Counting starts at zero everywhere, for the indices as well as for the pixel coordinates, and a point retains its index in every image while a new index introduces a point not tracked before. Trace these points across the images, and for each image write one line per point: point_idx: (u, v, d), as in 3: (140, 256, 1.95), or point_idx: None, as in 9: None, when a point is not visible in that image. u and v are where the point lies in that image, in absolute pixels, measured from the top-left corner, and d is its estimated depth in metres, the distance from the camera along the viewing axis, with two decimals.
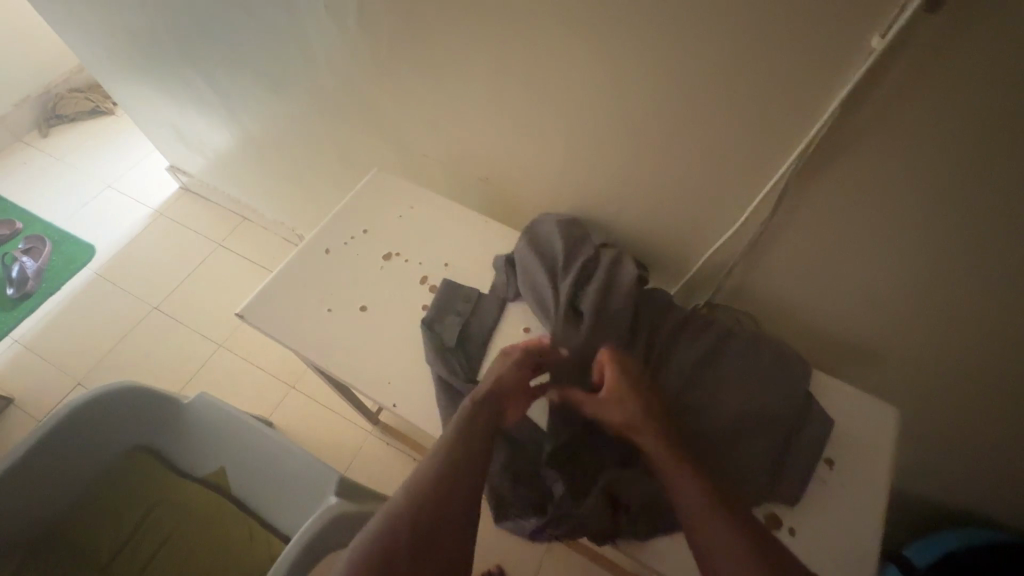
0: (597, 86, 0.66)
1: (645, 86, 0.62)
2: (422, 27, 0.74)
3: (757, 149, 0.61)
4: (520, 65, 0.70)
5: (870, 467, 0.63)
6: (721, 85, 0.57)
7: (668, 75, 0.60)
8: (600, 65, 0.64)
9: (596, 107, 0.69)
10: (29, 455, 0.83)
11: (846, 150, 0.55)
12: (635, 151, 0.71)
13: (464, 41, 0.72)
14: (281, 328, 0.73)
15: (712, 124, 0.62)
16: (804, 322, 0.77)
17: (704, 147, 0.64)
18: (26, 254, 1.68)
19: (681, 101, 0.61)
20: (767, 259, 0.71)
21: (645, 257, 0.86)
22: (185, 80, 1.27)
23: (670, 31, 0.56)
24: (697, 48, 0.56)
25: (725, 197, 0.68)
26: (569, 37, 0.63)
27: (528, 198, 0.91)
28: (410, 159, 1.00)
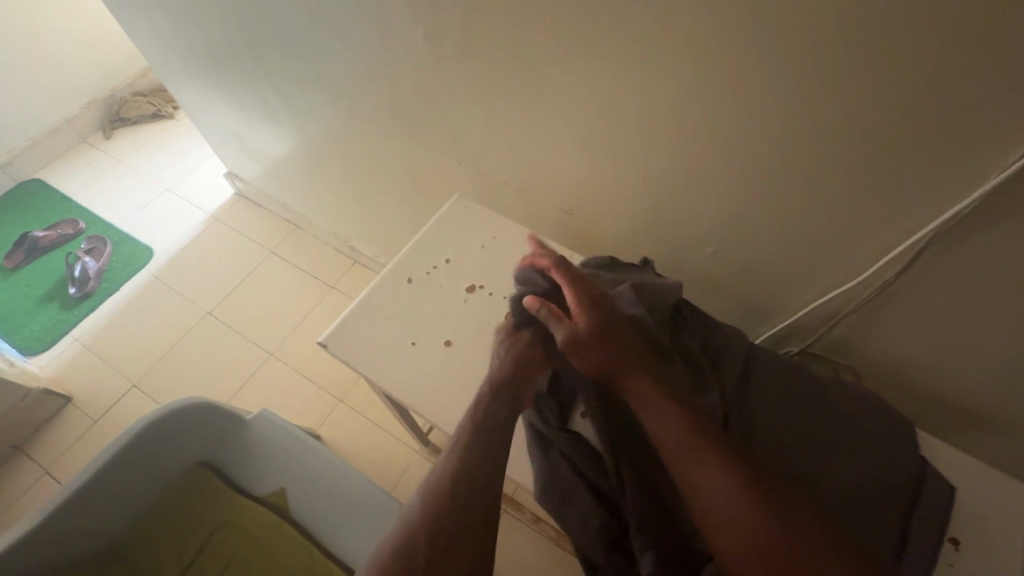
0: (717, 127, 0.63)
1: (775, 131, 0.59)
2: (523, 57, 0.73)
3: (893, 197, 0.57)
4: (629, 101, 0.68)
5: (1001, 549, 0.58)
6: (867, 136, 0.54)
7: (805, 121, 0.57)
8: (724, 106, 0.61)
9: (710, 148, 0.66)
10: (107, 466, 0.84)
11: (1007, 213, 0.51)
12: (746, 194, 0.68)
13: (566, 70, 0.70)
14: (364, 358, 0.72)
15: (845, 174, 0.58)
16: (911, 379, 0.72)
17: (829, 192, 0.61)
18: (88, 254, 1.72)
19: (815, 148, 0.58)
20: (882, 312, 0.67)
21: (735, 298, 0.82)
22: (257, 91, 1.29)
23: (817, 77, 0.53)
24: (846, 98, 0.53)
25: (843, 245, 0.64)
26: (694, 75, 0.60)
27: (610, 231, 0.88)
28: (485, 182, 0.99)
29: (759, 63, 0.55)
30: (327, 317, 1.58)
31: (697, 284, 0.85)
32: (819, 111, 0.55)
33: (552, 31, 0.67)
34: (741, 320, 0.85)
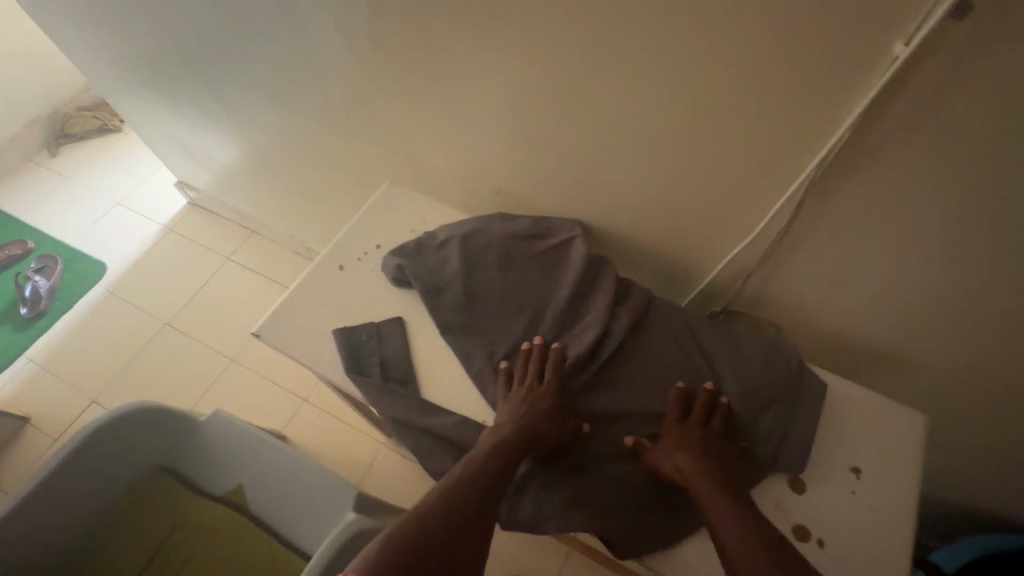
0: (616, 95, 0.66)
1: (665, 95, 0.63)
2: (434, 42, 0.74)
3: (778, 153, 0.61)
4: (536, 76, 0.70)
5: (897, 473, 0.62)
6: (743, 94, 0.58)
7: (689, 84, 0.60)
8: (618, 74, 0.64)
9: (613, 117, 0.69)
10: (52, 477, 0.83)
11: (869, 155, 0.56)
12: (651, 160, 0.71)
13: (475, 53, 0.73)
14: (296, 345, 0.73)
15: (731, 133, 0.62)
16: (820, 325, 0.77)
17: (721, 153, 0.65)
18: (39, 273, 1.69)
19: (702, 109, 0.62)
20: (785, 263, 0.71)
21: (661, 264, 0.86)
22: (194, 97, 1.28)
23: (693, 40, 0.56)
24: (719, 59, 0.56)
25: (743, 203, 0.68)
26: (586, 45, 0.63)
27: (539, 209, 0.91)
28: (421, 171, 1.01)
29: (641, 29, 0.58)
30: None
31: (624, 254, 0.89)
32: (699, 73, 0.58)
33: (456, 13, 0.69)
34: (668, 285, 0.89)
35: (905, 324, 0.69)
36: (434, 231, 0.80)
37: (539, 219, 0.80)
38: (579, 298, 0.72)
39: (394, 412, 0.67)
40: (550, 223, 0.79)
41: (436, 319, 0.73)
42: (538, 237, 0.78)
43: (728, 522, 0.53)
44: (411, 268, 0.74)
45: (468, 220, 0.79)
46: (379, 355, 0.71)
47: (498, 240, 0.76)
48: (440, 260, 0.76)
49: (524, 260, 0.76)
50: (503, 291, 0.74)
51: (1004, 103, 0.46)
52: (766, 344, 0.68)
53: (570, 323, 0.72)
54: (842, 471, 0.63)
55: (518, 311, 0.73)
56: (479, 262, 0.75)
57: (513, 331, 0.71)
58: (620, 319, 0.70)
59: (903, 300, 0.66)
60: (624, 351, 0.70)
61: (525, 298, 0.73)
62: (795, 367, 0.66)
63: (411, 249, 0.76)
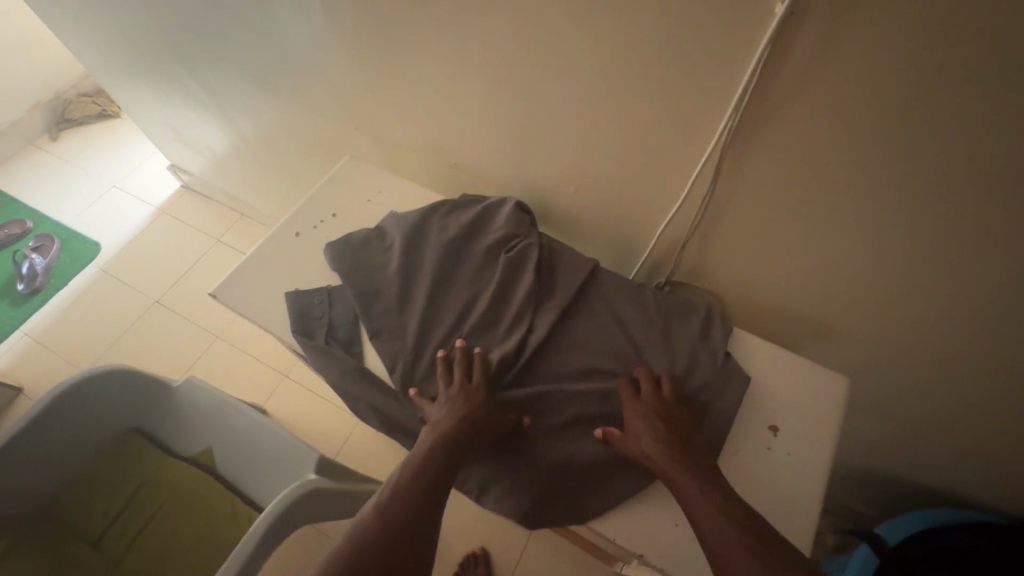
0: (548, 64, 0.69)
1: (591, 62, 0.66)
2: (383, 17, 0.78)
3: (699, 119, 0.64)
4: (476, 48, 0.73)
5: (813, 429, 0.65)
6: (658, 58, 0.61)
7: (610, 50, 0.63)
8: (548, 43, 0.67)
9: (548, 86, 0.72)
10: (28, 429, 0.86)
11: (771, 117, 0.58)
12: (587, 129, 0.74)
13: (420, 28, 0.76)
14: (249, 305, 0.77)
15: (653, 98, 0.65)
16: (755, 292, 0.80)
17: (648, 120, 0.68)
18: (36, 251, 1.75)
19: (625, 75, 0.65)
20: (717, 231, 0.74)
21: (609, 236, 0.89)
22: (177, 80, 1.32)
23: (609, 6, 0.59)
24: (632, 24, 0.59)
25: (674, 170, 0.71)
26: (516, 15, 0.66)
27: (495, 182, 0.94)
28: (387, 148, 1.04)
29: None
30: None
31: (576, 225, 0.92)
32: (618, 39, 0.61)
33: None
34: (618, 258, 0.92)
35: (831, 288, 0.72)
36: (379, 225, 0.81)
37: (481, 207, 0.80)
38: (510, 294, 0.73)
39: (333, 371, 0.71)
40: (499, 206, 0.80)
41: (365, 314, 0.73)
42: (475, 229, 0.79)
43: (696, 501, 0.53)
44: (349, 265, 0.76)
45: (410, 214, 0.80)
46: (327, 314, 0.74)
47: (438, 233, 0.77)
48: (378, 256, 0.78)
49: (459, 256, 0.77)
50: (437, 290, 0.74)
51: (886, 62, 0.49)
52: (696, 330, 0.70)
53: (500, 320, 0.72)
54: (761, 428, 0.66)
55: (458, 301, 0.73)
56: (418, 257, 0.77)
57: (444, 328, 0.72)
58: (547, 315, 0.72)
59: (825, 263, 0.69)
60: (554, 344, 0.71)
61: (457, 295, 0.74)
62: (721, 360, 0.68)
63: (353, 245, 0.78)
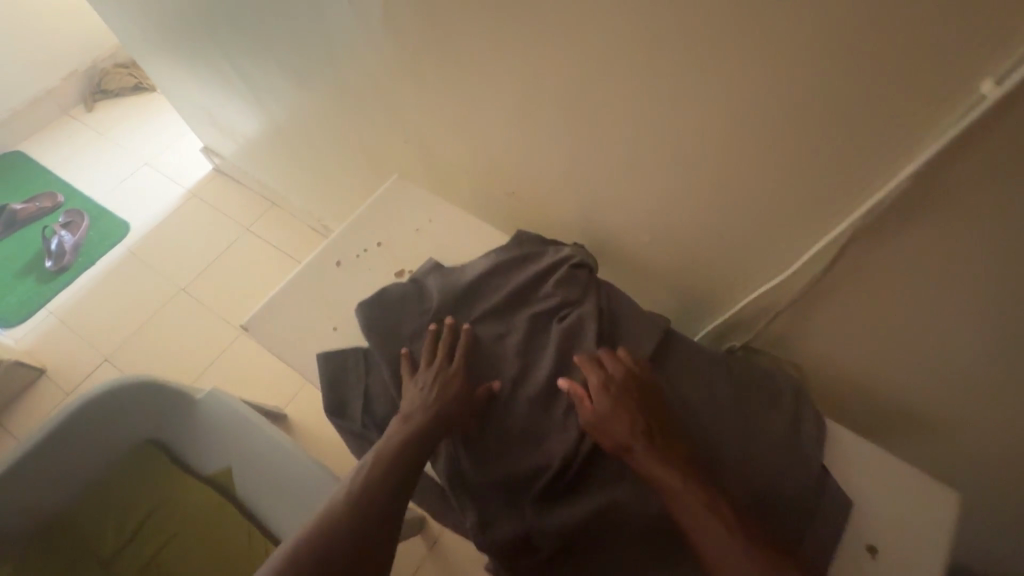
0: (642, 103, 0.60)
1: (697, 107, 0.56)
2: (452, 31, 0.69)
3: (824, 188, 0.55)
4: (556, 75, 0.64)
5: (916, 552, 0.57)
6: (785, 112, 0.51)
7: (725, 98, 0.53)
8: (646, 80, 0.57)
9: (638, 127, 0.63)
10: (48, 441, 0.84)
11: (925, 204, 0.49)
12: (677, 178, 0.65)
13: (493, 48, 0.67)
14: (283, 343, 0.70)
15: (768, 156, 0.55)
16: (847, 375, 0.70)
17: (757, 179, 0.58)
18: (65, 228, 1.72)
19: (737, 127, 0.55)
20: (818, 309, 0.64)
21: (680, 288, 0.80)
22: (216, 65, 1.25)
23: (733, 49, 0.50)
24: (761, 72, 0.50)
25: (777, 235, 0.62)
26: (612, 46, 0.57)
27: (556, 216, 0.85)
28: (436, 163, 0.96)
29: (674, 32, 0.52)
30: None
31: (643, 272, 0.83)
32: (738, 86, 0.52)
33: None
34: (686, 312, 0.83)
35: (947, 386, 0.62)
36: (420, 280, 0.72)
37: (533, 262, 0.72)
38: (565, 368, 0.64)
39: None
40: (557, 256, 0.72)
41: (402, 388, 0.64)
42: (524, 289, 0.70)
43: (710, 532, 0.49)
44: (387, 329, 0.67)
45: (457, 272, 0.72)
46: (365, 381, 0.66)
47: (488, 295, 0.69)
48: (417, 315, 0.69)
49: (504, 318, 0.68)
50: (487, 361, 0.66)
51: None
52: (783, 426, 0.62)
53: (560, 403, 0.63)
54: (857, 550, 0.58)
55: (511, 375, 0.65)
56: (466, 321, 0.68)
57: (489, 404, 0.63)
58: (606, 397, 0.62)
59: (947, 362, 0.59)
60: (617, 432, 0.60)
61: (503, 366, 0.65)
62: (817, 473, 0.59)
63: (391, 303, 0.69)
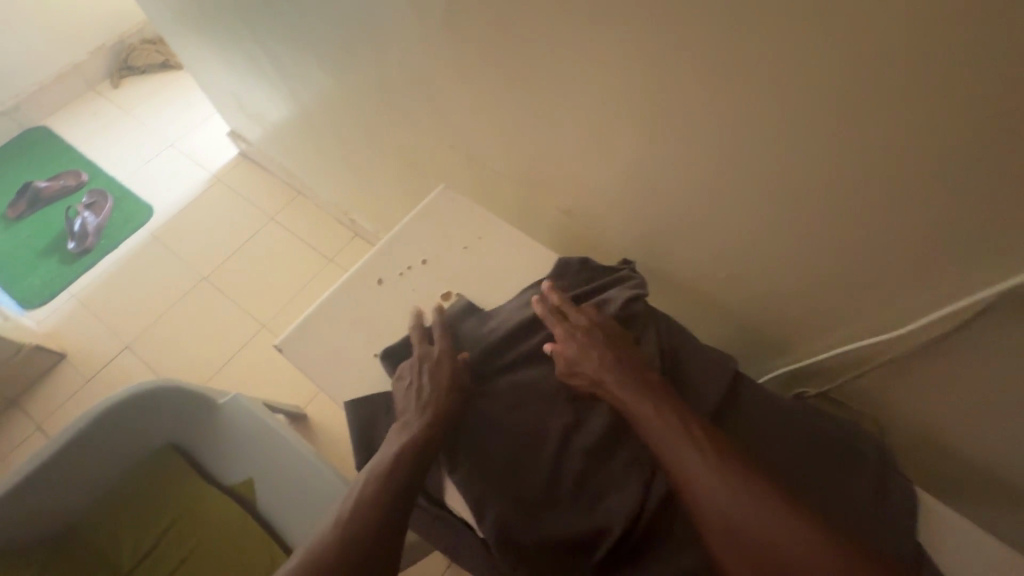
0: (738, 115, 0.54)
1: (805, 120, 0.51)
2: (525, 35, 0.64)
3: (950, 234, 0.50)
4: (638, 79, 0.59)
5: None
6: (914, 131, 0.46)
7: (841, 111, 0.48)
8: (747, 90, 0.52)
9: (730, 139, 0.57)
10: (72, 444, 0.81)
11: None
12: (768, 194, 0.60)
13: (571, 56, 0.62)
14: (333, 361, 0.67)
15: (884, 176, 0.50)
16: (937, 424, 0.67)
17: (873, 218, 0.54)
18: (89, 208, 1.69)
19: (851, 144, 0.50)
20: (923, 366, 0.62)
21: (754, 318, 0.76)
22: (247, 50, 1.19)
23: (861, 60, 0.44)
24: (892, 86, 0.44)
25: (884, 276, 0.58)
26: (712, 50, 0.51)
27: (615, 227, 0.80)
28: (485, 169, 0.90)
29: (791, 38, 0.46)
30: (323, 293, 1.52)
31: (708, 291, 0.77)
32: (859, 101, 0.47)
33: None
34: (756, 342, 0.79)
35: None
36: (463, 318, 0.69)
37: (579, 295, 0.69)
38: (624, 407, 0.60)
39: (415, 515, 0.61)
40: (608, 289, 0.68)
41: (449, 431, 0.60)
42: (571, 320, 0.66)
43: (690, 461, 0.50)
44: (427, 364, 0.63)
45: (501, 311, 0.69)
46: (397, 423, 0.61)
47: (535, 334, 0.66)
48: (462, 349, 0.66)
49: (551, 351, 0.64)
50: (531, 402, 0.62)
51: None
52: (866, 496, 0.58)
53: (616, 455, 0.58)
54: None
55: (562, 419, 0.60)
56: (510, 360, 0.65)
57: (542, 444, 0.59)
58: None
59: None
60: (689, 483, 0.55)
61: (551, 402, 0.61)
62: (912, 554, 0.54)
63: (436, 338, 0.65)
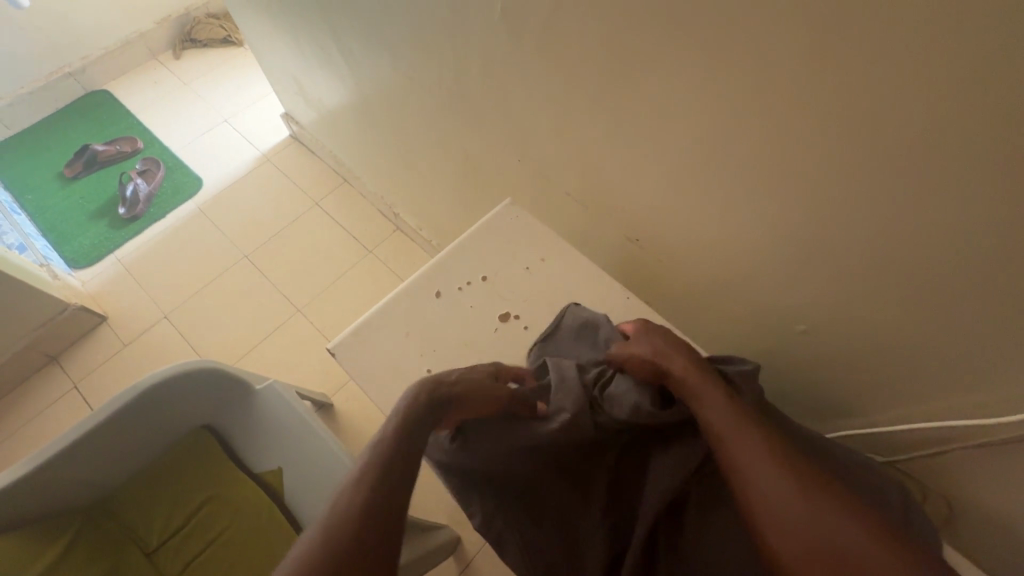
0: (826, 171, 0.53)
1: (918, 181, 0.47)
2: (609, 66, 0.63)
3: None
4: (738, 114, 0.55)
5: None
6: (1014, 223, 0.44)
7: (970, 178, 0.44)
8: (840, 150, 0.50)
9: (830, 186, 0.54)
10: (119, 415, 0.82)
11: None
12: (858, 249, 0.56)
13: (654, 94, 0.61)
14: (387, 366, 0.72)
15: (1002, 251, 0.46)
16: (998, 515, 0.64)
17: (957, 301, 0.52)
18: (142, 175, 1.73)
19: (973, 212, 0.46)
20: (994, 455, 0.59)
21: (811, 375, 0.73)
22: (317, 37, 1.20)
23: (1011, 126, 0.40)
24: (1009, 171, 0.42)
25: (959, 358, 0.56)
26: (812, 105, 0.49)
27: (677, 261, 0.78)
28: (547, 187, 0.90)
29: (929, 93, 0.42)
30: (359, 285, 1.51)
31: (769, 335, 0.74)
32: (995, 170, 0.42)
33: (654, 14, 0.54)
34: (810, 398, 0.76)
35: None
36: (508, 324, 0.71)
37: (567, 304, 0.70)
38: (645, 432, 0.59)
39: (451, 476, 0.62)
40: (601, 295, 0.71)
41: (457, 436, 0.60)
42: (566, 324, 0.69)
43: (744, 447, 0.49)
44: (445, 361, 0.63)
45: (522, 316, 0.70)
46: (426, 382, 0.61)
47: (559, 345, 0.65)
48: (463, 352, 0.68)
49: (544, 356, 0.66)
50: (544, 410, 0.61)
51: None
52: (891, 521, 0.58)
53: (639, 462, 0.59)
54: None
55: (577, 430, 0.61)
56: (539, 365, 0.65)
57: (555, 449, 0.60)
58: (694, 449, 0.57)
59: None
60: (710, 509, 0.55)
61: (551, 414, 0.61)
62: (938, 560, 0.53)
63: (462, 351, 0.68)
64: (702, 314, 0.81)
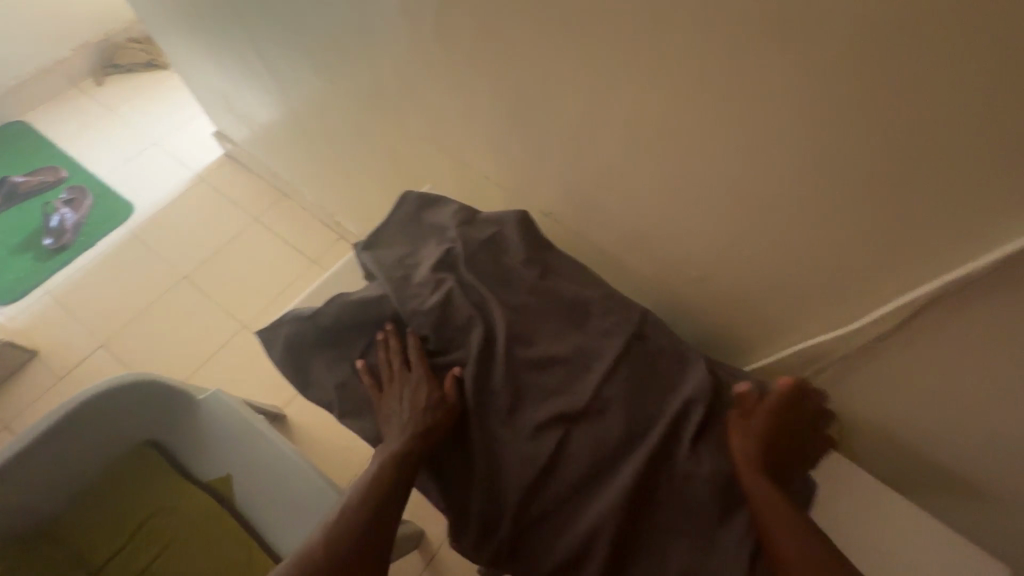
0: (691, 133, 0.61)
1: (757, 132, 0.57)
2: (504, 56, 0.69)
3: (866, 251, 0.59)
4: (624, 81, 0.61)
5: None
6: (829, 161, 0.54)
7: (796, 122, 0.53)
8: (696, 113, 0.59)
9: (695, 147, 0.62)
10: (47, 436, 0.80)
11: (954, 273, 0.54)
12: (728, 201, 0.65)
13: (545, 79, 0.68)
14: None
15: (834, 179, 0.55)
16: (875, 421, 0.74)
17: (807, 234, 0.62)
18: (68, 205, 1.67)
19: (817, 144, 0.54)
20: (862, 367, 0.70)
21: (718, 324, 0.82)
22: (238, 52, 1.21)
23: (824, 65, 0.48)
24: (815, 117, 0.52)
25: (820, 286, 0.66)
26: (669, 76, 0.58)
27: (590, 233, 0.85)
28: (469, 177, 0.95)
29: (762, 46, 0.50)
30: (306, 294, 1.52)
31: (681, 290, 0.81)
32: (827, 103, 0.50)
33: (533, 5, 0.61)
34: (718, 345, 0.85)
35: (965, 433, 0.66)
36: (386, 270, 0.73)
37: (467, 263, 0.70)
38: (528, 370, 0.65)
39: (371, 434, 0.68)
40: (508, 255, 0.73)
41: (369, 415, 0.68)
42: (468, 286, 0.69)
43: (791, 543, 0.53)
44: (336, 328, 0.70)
45: (401, 266, 0.72)
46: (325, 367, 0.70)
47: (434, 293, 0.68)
48: (358, 324, 0.70)
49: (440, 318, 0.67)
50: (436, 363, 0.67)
51: None
52: None
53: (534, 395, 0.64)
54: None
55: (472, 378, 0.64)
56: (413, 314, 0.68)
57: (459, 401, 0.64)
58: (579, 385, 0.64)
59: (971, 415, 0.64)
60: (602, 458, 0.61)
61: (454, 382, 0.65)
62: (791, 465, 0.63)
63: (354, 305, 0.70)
64: (621, 280, 0.88)
